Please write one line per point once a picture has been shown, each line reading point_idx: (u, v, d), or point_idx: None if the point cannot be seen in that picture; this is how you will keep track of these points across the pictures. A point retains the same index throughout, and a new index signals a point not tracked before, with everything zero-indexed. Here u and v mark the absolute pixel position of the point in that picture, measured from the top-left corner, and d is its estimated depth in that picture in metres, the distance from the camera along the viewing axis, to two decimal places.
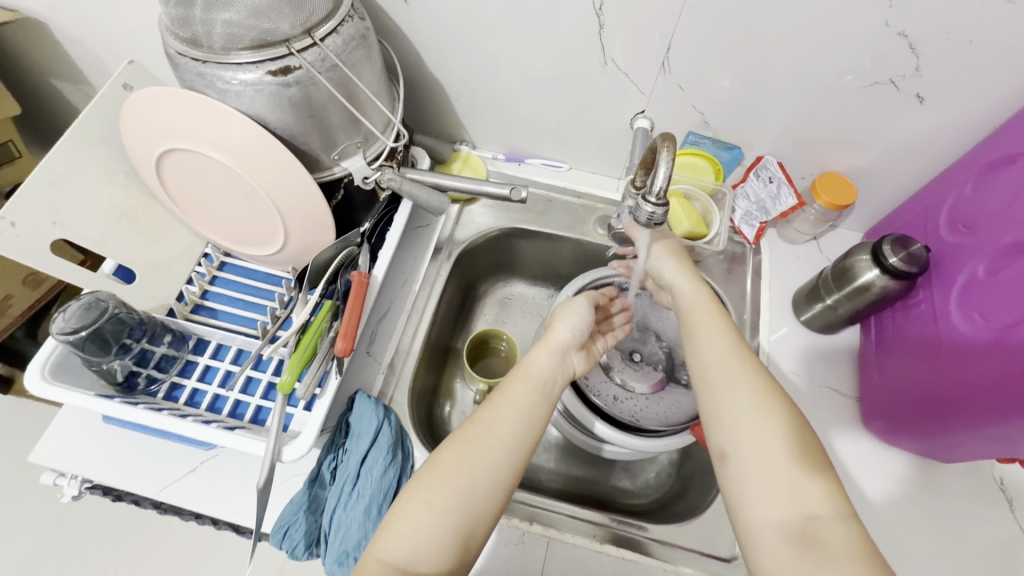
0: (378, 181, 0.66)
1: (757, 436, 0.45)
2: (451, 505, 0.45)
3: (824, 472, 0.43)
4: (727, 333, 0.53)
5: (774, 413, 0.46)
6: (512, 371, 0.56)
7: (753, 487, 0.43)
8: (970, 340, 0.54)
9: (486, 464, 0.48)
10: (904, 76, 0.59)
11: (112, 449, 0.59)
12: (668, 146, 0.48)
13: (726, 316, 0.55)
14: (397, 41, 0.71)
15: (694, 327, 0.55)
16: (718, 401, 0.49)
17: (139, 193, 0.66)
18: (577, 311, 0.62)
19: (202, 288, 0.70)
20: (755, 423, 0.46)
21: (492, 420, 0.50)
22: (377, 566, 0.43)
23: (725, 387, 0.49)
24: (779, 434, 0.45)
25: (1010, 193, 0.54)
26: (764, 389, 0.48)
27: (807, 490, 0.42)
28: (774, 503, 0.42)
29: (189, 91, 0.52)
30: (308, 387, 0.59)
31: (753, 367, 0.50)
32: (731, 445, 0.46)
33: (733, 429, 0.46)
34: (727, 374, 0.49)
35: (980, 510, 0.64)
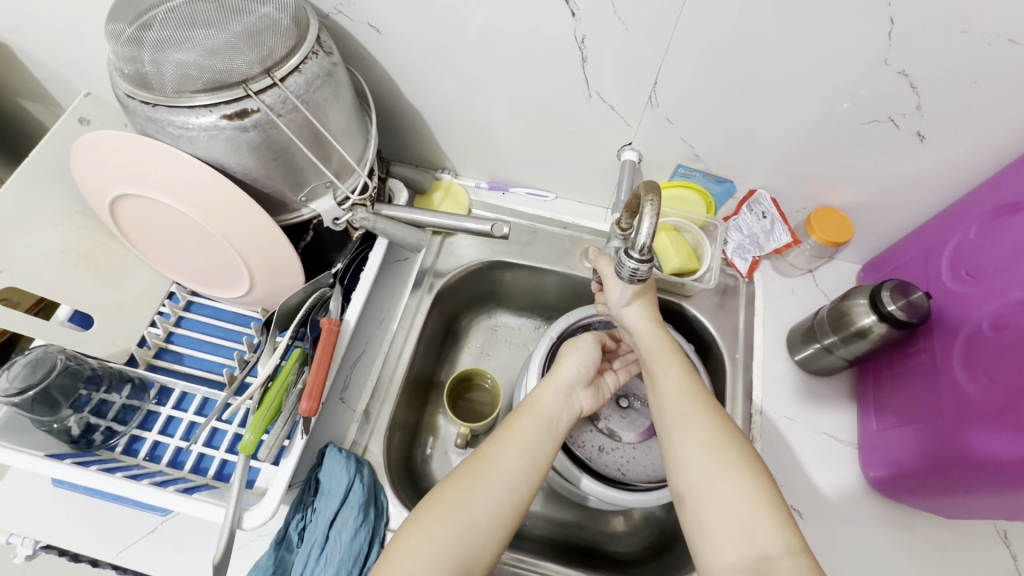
0: (350, 221, 0.62)
1: (710, 473, 0.46)
2: (445, 545, 0.44)
3: (776, 506, 0.43)
4: (683, 370, 0.54)
5: (726, 449, 0.47)
6: (516, 408, 0.55)
7: (708, 526, 0.44)
8: (976, 400, 0.51)
9: (480, 500, 0.47)
10: (905, 114, 0.56)
11: (65, 510, 0.56)
12: (652, 199, 0.45)
13: (682, 354, 0.56)
14: (372, 71, 0.67)
15: (652, 365, 0.56)
16: (673, 440, 0.49)
17: (97, 233, 0.63)
18: (586, 347, 0.61)
19: (167, 331, 0.66)
20: (709, 459, 0.46)
21: (490, 455, 0.50)
22: None
23: (681, 424, 0.50)
24: (730, 469, 0.45)
25: (1016, 244, 0.52)
26: (716, 425, 0.49)
27: (758, 526, 0.42)
28: (728, 542, 0.42)
29: (141, 137, 0.49)
30: (273, 443, 0.56)
31: (705, 402, 0.51)
32: (687, 484, 0.47)
33: (688, 468, 0.47)
34: (681, 413, 0.50)
35: (981, 567, 0.61)
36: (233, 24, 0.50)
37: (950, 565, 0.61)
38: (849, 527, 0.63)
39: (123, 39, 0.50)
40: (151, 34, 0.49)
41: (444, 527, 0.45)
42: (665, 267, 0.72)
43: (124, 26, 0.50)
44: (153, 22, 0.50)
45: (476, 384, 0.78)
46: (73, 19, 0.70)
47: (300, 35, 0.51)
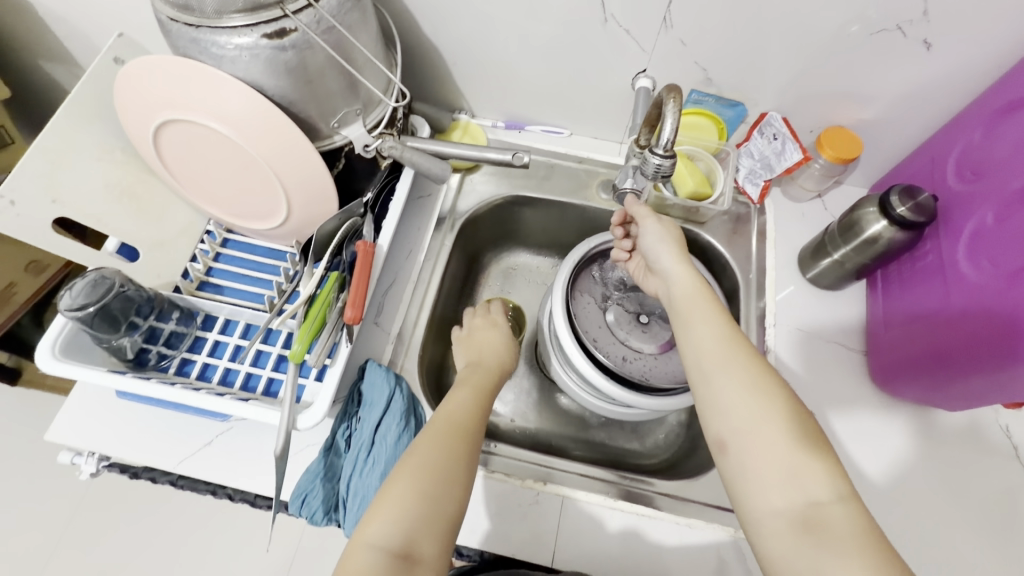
0: (379, 150, 0.64)
1: (757, 423, 0.44)
2: (431, 489, 0.46)
3: (826, 455, 0.42)
4: (719, 315, 0.52)
5: (774, 398, 0.45)
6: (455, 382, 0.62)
7: (753, 472, 0.43)
8: (978, 288, 0.55)
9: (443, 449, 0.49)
10: (913, 21, 0.57)
11: (126, 424, 0.59)
12: (675, 98, 0.47)
13: (717, 301, 0.54)
14: (392, 6, 0.69)
15: (686, 313, 0.54)
16: (714, 386, 0.48)
17: (137, 169, 0.66)
18: (496, 332, 0.72)
19: (207, 265, 0.69)
20: (752, 405, 0.45)
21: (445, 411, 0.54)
22: (367, 552, 0.42)
23: (719, 370, 0.48)
24: (777, 419, 0.44)
25: (1018, 138, 0.54)
26: (760, 371, 0.47)
27: (808, 474, 0.41)
28: (776, 488, 0.42)
29: (184, 59, 0.51)
30: (320, 355, 0.59)
31: (748, 350, 0.49)
32: (729, 431, 0.45)
33: (732, 416, 0.46)
34: (720, 359, 0.49)
35: (983, 456, 0.65)
36: None
37: (955, 456, 0.65)
38: (859, 425, 0.67)
39: None
40: None
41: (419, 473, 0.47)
42: (680, 192, 0.75)
43: None
44: None
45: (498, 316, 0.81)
46: None
47: None
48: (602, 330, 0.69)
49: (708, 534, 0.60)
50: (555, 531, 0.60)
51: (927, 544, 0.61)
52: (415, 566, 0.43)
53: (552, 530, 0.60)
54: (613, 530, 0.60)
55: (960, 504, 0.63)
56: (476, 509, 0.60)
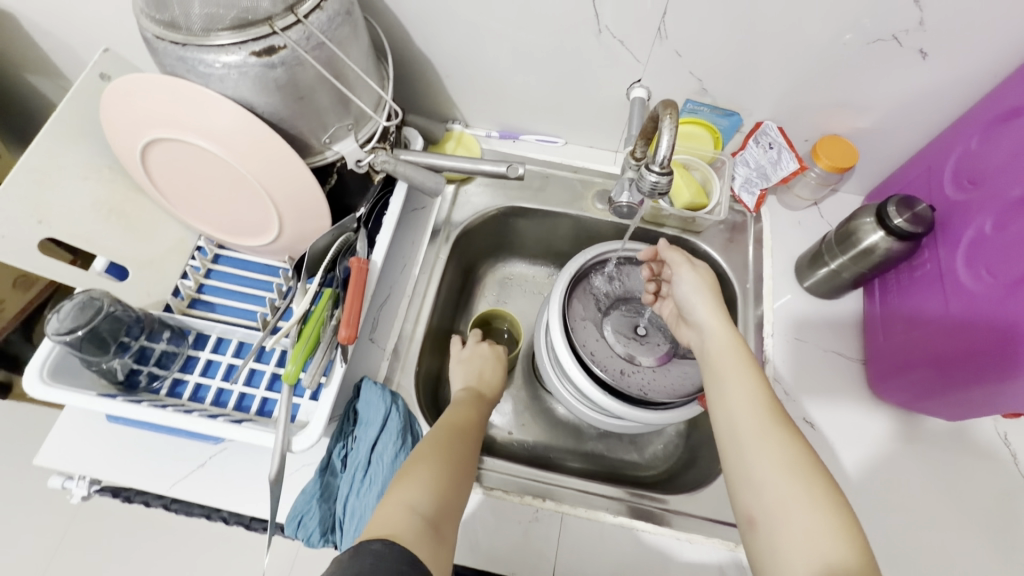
0: (371, 164, 0.64)
1: (790, 503, 0.45)
2: (457, 478, 0.52)
3: (857, 542, 0.42)
4: (757, 384, 0.52)
5: (809, 478, 0.46)
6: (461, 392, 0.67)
7: (781, 553, 0.43)
8: (978, 298, 0.54)
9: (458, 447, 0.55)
10: (908, 31, 0.57)
11: (116, 448, 0.58)
12: (671, 113, 0.47)
13: (756, 367, 0.54)
14: (383, 18, 0.68)
15: (722, 374, 0.55)
16: (748, 460, 0.48)
17: (125, 187, 0.65)
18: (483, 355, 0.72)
19: (198, 282, 0.69)
20: (785, 483, 0.45)
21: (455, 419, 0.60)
22: (411, 515, 0.45)
23: (754, 443, 0.49)
24: (810, 501, 0.44)
25: (1015, 146, 0.54)
26: (795, 449, 0.47)
27: (836, 558, 0.41)
28: (802, 569, 0.42)
29: (171, 77, 0.50)
30: (314, 375, 0.58)
31: (785, 425, 0.49)
32: (761, 509, 0.46)
33: (765, 493, 0.46)
34: (756, 431, 0.49)
35: (983, 465, 0.65)
36: None
37: (955, 466, 0.65)
38: (858, 435, 0.66)
39: None
40: None
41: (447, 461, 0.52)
42: (676, 202, 0.74)
43: None
44: None
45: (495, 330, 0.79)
46: None
47: None
48: (601, 344, 0.68)
49: (707, 548, 0.60)
50: (555, 548, 0.59)
51: (928, 554, 0.60)
52: (445, 538, 0.46)
53: (551, 547, 0.59)
54: (613, 545, 0.60)
55: (960, 513, 0.63)
56: (476, 527, 0.59)
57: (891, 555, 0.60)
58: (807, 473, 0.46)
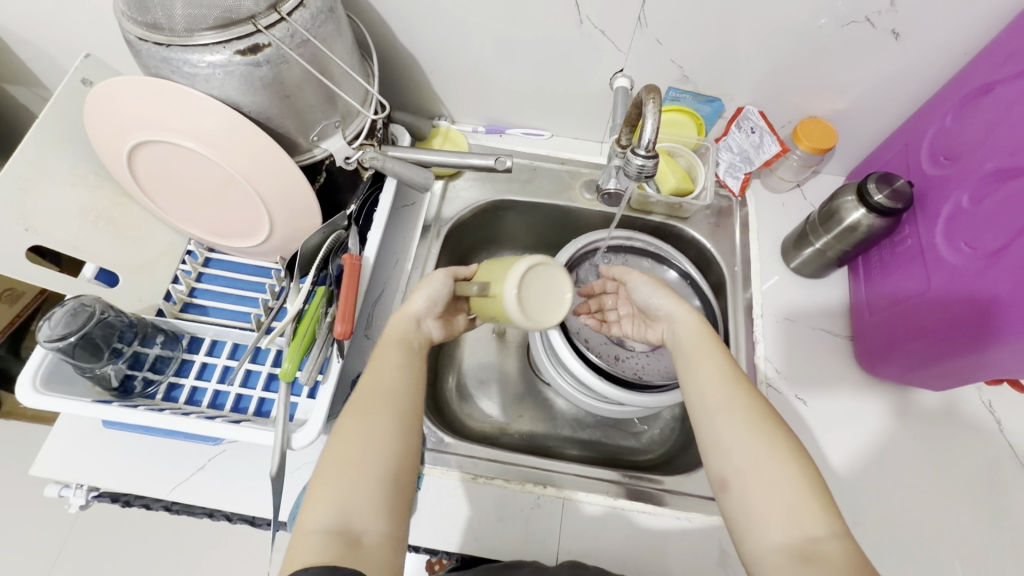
0: (360, 161, 0.64)
1: (756, 461, 0.46)
2: (367, 463, 0.45)
3: (820, 494, 0.44)
4: (720, 358, 0.53)
5: (773, 438, 0.47)
6: (381, 343, 0.56)
7: (755, 510, 0.44)
8: (957, 269, 0.56)
9: (369, 425, 0.48)
10: (881, 12, 0.58)
11: (115, 454, 0.58)
12: (654, 97, 0.48)
13: (719, 343, 0.55)
14: (366, 15, 0.68)
15: (689, 352, 0.55)
16: (717, 426, 0.49)
17: (113, 193, 0.64)
18: (434, 284, 0.59)
19: (190, 286, 0.68)
20: (754, 446, 0.47)
21: (374, 383, 0.51)
22: (312, 536, 0.42)
23: (721, 411, 0.50)
24: (778, 456, 0.46)
25: (989, 121, 0.56)
26: (761, 414, 0.49)
27: (805, 510, 0.43)
28: (777, 524, 0.43)
29: (155, 79, 0.50)
30: (311, 372, 0.58)
31: (749, 391, 0.51)
32: (731, 469, 0.47)
33: (733, 454, 0.47)
34: (724, 400, 0.50)
35: (969, 434, 0.67)
36: None
37: (943, 435, 0.67)
38: (849, 412, 0.68)
39: None
40: None
41: (354, 450, 0.46)
42: (663, 189, 0.75)
43: None
44: None
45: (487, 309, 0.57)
46: None
47: None
48: (594, 332, 0.69)
49: (706, 527, 0.61)
50: (558, 534, 0.60)
51: (920, 521, 0.62)
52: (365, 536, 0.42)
53: (555, 532, 0.60)
54: (615, 527, 0.60)
55: (948, 480, 0.65)
56: (480, 516, 0.60)
57: (885, 524, 0.62)
58: (772, 436, 0.47)
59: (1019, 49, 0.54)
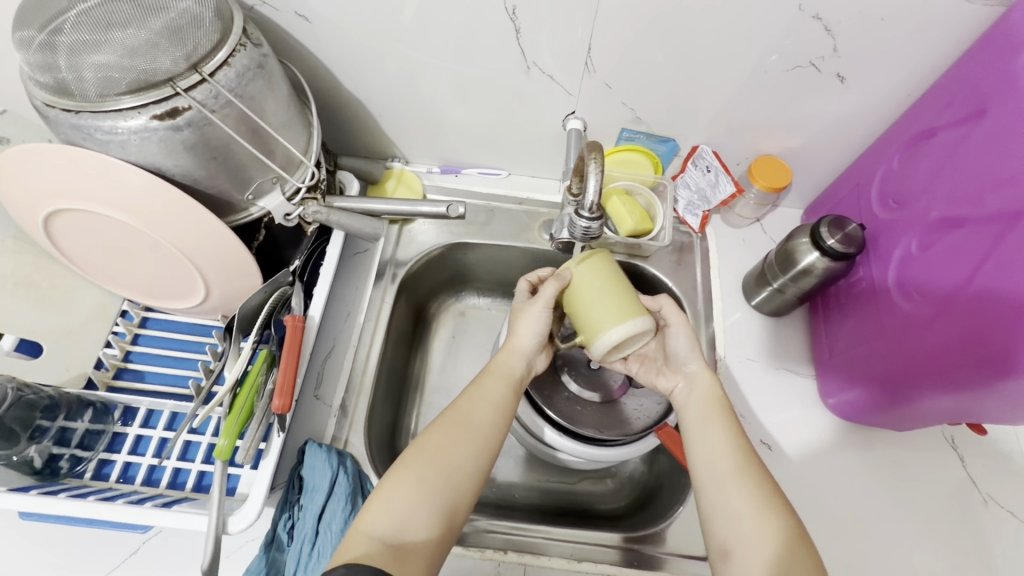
0: (302, 216, 0.61)
1: (763, 540, 0.45)
2: (435, 488, 0.47)
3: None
4: (730, 426, 0.53)
5: (779, 517, 0.47)
6: (483, 369, 0.58)
7: None
8: (912, 314, 0.55)
9: (455, 451, 0.50)
10: (824, 57, 0.58)
11: (37, 545, 0.53)
12: (597, 157, 0.47)
13: (730, 412, 0.55)
14: (306, 63, 0.66)
15: (702, 414, 0.55)
16: (726, 493, 0.49)
17: (34, 257, 0.62)
18: (535, 316, 0.59)
19: (124, 350, 0.64)
20: (762, 521, 0.46)
21: (470, 410, 0.53)
22: (364, 540, 0.44)
23: (732, 478, 0.50)
24: (783, 538, 0.45)
25: (934, 166, 0.56)
26: (770, 490, 0.48)
27: None
28: None
29: (66, 146, 0.47)
30: (250, 446, 0.54)
31: (758, 465, 0.50)
32: (736, 539, 0.47)
33: (742, 523, 0.47)
34: (732, 467, 0.50)
35: (933, 471, 0.67)
36: (151, 21, 0.48)
37: (907, 472, 0.67)
38: (815, 454, 0.67)
39: (34, 46, 0.47)
40: (63, 38, 0.47)
41: (429, 471, 0.48)
42: (620, 231, 0.73)
43: (32, 32, 0.47)
44: (64, 27, 0.47)
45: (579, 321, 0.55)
46: None
47: (225, 28, 0.50)
48: (552, 385, 0.69)
49: None
50: None
51: (889, 565, 0.61)
52: (408, 559, 0.44)
53: None
54: None
55: (915, 520, 0.64)
56: None
57: (855, 570, 0.61)
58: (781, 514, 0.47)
59: (958, 97, 0.54)
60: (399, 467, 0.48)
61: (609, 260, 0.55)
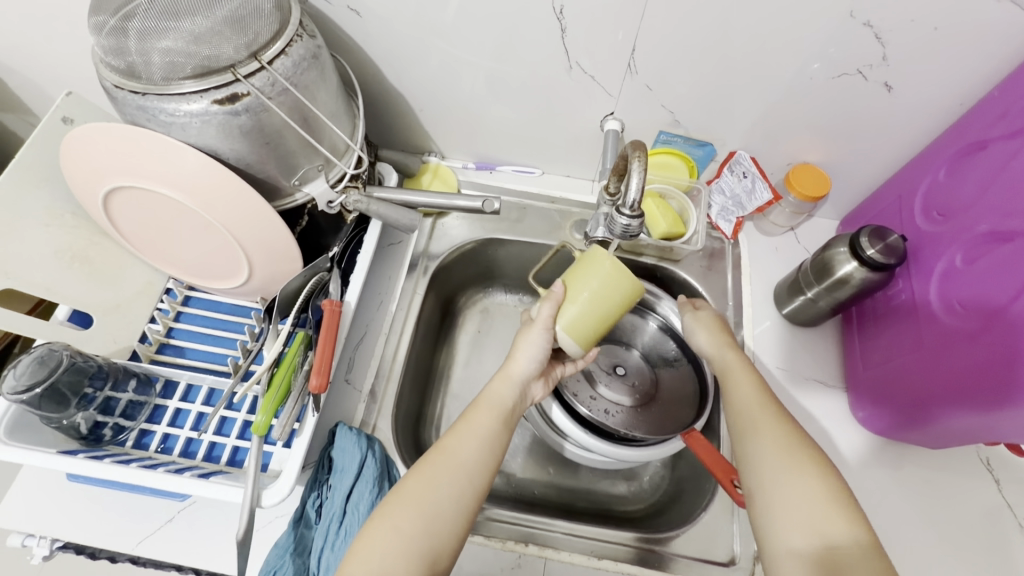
0: (344, 205, 0.63)
1: (784, 475, 0.50)
2: (412, 538, 0.45)
3: (844, 504, 0.47)
4: (754, 382, 0.57)
5: (800, 455, 0.50)
6: (473, 402, 0.55)
7: (778, 515, 0.48)
8: (954, 329, 0.55)
9: (433, 496, 0.47)
10: (872, 65, 0.58)
11: (78, 507, 0.56)
12: (640, 156, 0.47)
13: (754, 369, 0.59)
14: (353, 56, 0.68)
15: (727, 374, 0.59)
16: (748, 445, 0.53)
17: (89, 232, 0.63)
18: (534, 342, 0.55)
19: (167, 326, 0.66)
20: (781, 460, 0.50)
21: (453, 449, 0.51)
22: None
23: (754, 428, 0.54)
24: (807, 474, 0.49)
25: (984, 180, 0.55)
26: (788, 434, 0.52)
27: (831, 521, 0.46)
28: (795, 529, 0.46)
29: (131, 127, 0.49)
30: (286, 423, 0.56)
31: (789, 428, 0.53)
32: (759, 482, 0.51)
33: (763, 467, 0.51)
34: (753, 418, 0.54)
35: (965, 491, 0.65)
36: (216, 10, 0.50)
37: (938, 492, 0.65)
38: (842, 468, 0.66)
39: (106, 30, 0.49)
40: (133, 24, 0.49)
41: (405, 516, 0.46)
42: (653, 233, 0.73)
43: (105, 17, 0.50)
44: (135, 13, 0.50)
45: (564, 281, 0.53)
46: (33, 26, 0.67)
47: (283, 19, 0.52)
48: (582, 384, 0.69)
49: None
50: None
51: None
52: None
53: None
54: None
55: (944, 541, 0.63)
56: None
57: None
58: (801, 456, 0.50)
59: (1012, 109, 0.53)
60: (378, 516, 0.47)
61: (634, 290, 0.50)
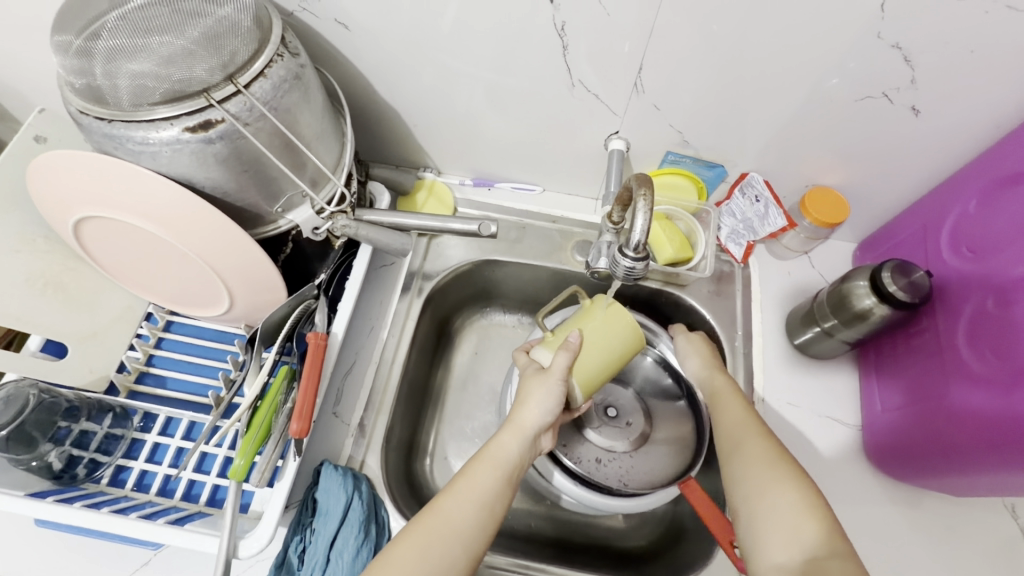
0: (331, 230, 0.59)
1: (761, 489, 0.47)
2: None
3: (822, 516, 0.44)
4: (743, 405, 0.55)
5: (777, 467, 0.48)
6: (476, 453, 0.52)
7: (759, 533, 0.45)
8: (985, 383, 0.51)
9: (419, 564, 0.44)
10: (899, 88, 0.54)
11: (50, 551, 0.53)
12: (646, 194, 0.44)
13: (740, 392, 0.57)
14: (342, 71, 0.64)
15: (717, 397, 0.57)
16: (729, 464, 0.51)
17: (64, 257, 0.60)
18: (548, 391, 0.52)
19: (147, 354, 0.63)
20: (759, 473, 0.48)
21: (447, 509, 0.47)
22: None
23: (736, 445, 0.52)
24: (784, 484, 0.47)
25: (1020, 218, 0.51)
26: (768, 448, 0.50)
27: (807, 531, 0.44)
28: (776, 544, 0.44)
29: (98, 155, 0.46)
30: (267, 463, 0.52)
31: (772, 442, 0.51)
32: (741, 500, 0.48)
33: (744, 483, 0.49)
34: (735, 437, 0.52)
35: (990, 540, 0.61)
36: (188, 27, 0.47)
37: (961, 539, 0.61)
38: (858, 512, 0.62)
39: (71, 50, 0.46)
40: (100, 43, 0.46)
41: None
42: (659, 258, 0.69)
43: (70, 36, 0.47)
44: (103, 31, 0.46)
45: (577, 330, 0.54)
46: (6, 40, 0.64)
47: (263, 37, 0.48)
48: (569, 431, 0.67)
49: None
50: None
51: None
52: None
53: None
54: None
55: None
56: None
57: None
58: (781, 470, 0.48)
59: None
60: None
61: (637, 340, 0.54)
